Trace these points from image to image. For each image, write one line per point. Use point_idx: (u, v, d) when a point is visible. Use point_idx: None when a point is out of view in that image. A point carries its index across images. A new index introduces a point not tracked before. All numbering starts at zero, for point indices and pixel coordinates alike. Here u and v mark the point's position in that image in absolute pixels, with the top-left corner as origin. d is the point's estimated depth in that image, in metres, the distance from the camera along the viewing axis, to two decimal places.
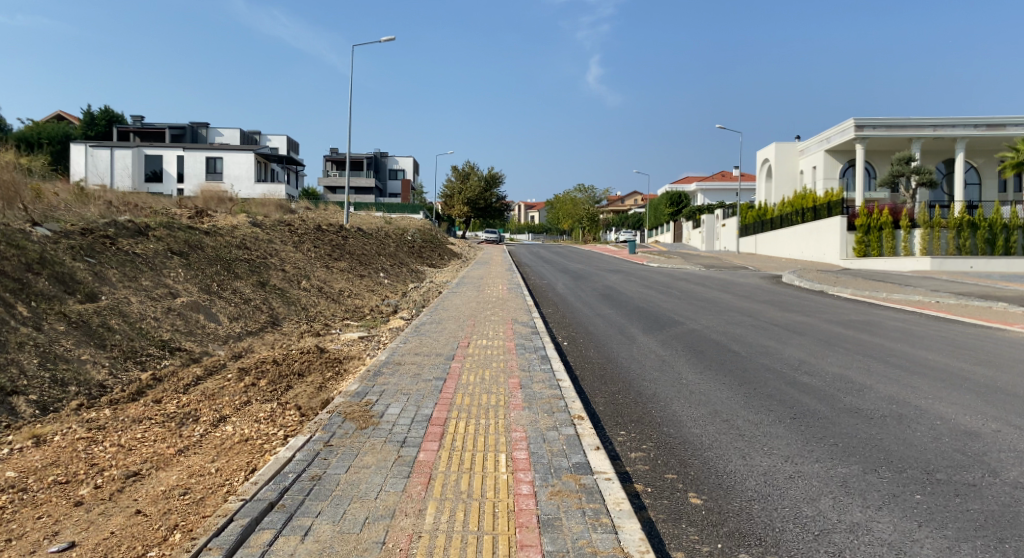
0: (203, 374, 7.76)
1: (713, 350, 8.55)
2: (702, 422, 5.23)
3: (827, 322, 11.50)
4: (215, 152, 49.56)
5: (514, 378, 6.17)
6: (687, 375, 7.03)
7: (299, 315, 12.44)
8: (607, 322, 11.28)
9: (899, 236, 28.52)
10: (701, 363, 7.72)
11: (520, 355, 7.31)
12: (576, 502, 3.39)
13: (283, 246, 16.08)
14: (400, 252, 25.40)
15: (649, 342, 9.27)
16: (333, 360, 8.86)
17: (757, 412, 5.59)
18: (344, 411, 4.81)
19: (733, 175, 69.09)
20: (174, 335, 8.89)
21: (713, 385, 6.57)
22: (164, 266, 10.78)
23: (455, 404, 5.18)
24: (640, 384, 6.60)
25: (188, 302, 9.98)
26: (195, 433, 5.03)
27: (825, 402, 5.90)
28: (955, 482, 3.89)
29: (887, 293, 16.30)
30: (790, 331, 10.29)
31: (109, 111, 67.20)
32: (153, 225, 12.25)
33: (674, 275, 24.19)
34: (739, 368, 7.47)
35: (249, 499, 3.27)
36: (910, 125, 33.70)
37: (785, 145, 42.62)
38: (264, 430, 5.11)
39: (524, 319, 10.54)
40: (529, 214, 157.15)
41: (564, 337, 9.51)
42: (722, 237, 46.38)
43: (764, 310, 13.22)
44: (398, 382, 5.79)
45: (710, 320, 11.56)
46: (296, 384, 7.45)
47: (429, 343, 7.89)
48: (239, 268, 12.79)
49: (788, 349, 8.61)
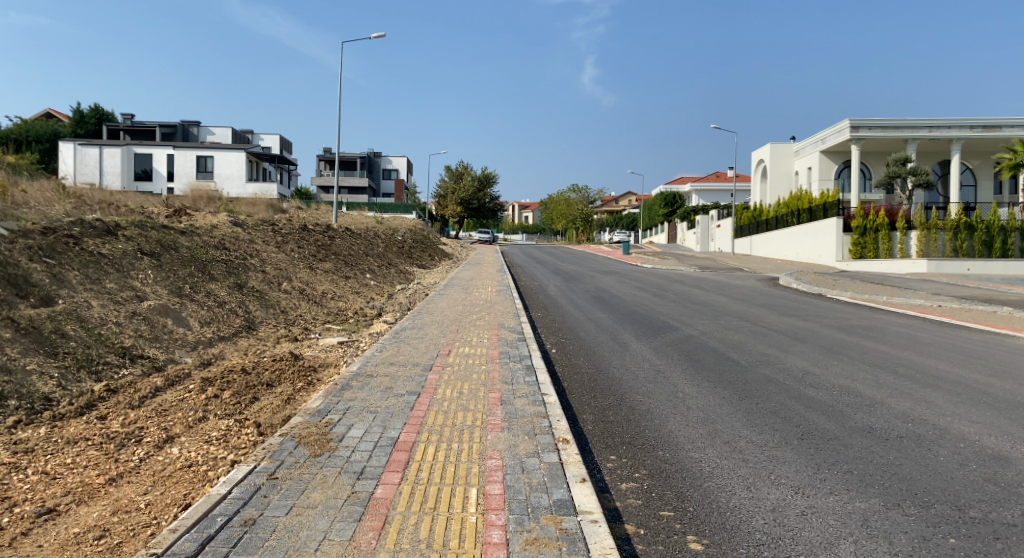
0: (164, 384, 7.22)
1: (710, 359, 8.07)
2: (701, 445, 4.74)
3: (828, 328, 11.00)
4: (205, 151, 48.81)
5: (495, 392, 5.66)
6: (683, 388, 6.54)
7: (277, 319, 11.89)
8: (599, 327, 10.77)
9: (895, 237, 28.14)
10: (698, 374, 7.24)
11: (503, 366, 6.80)
12: (554, 554, 2.89)
13: (265, 246, 15.51)
14: (389, 252, 24.81)
15: (642, 349, 8.78)
16: (307, 368, 8.31)
17: (760, 431, 5.11)
18: (299, 434, 4.30)
19: (728, 176, 68.78)
20: (138, 341, 8.32)
21: (712, 400, 6.08)
22: (132, 268, 10.23)
23: (425, 425, 4.66)
24: (632, 398, 6.11)
25: (156, 306, 9.44)
26: (133, 457, 4.50)
27: (833, 420, 5.41)
28: (992, 522, 3.40)
29: (887, 297, 15.83)
30: (791, 338, 9.78)
31: (98, 108, 66.42)
32: (124, 224, 11.67)
33: (669, 277, 23.65)
34: (739, 379, 6.98)
35: (160, 555, 2.79)
36: (905, 126, 33.36)
37: (780, 146, 42.26)
38: (212, 455, 4.57)
39: (512, 324, 10.04)
40: (523, 213, 156.65)
41: (552, 344, 9.01)
42: (717, 237, 45.96)
43: (762, 315, 12.73)
44: (366, 398, 5.25)
45: (707, 325, 11.07)
46: (262, 397, 6.94)
47: (407, 352, 7.36)
48: (215, 269, 12.22)
49: (791, 358, 8.13)
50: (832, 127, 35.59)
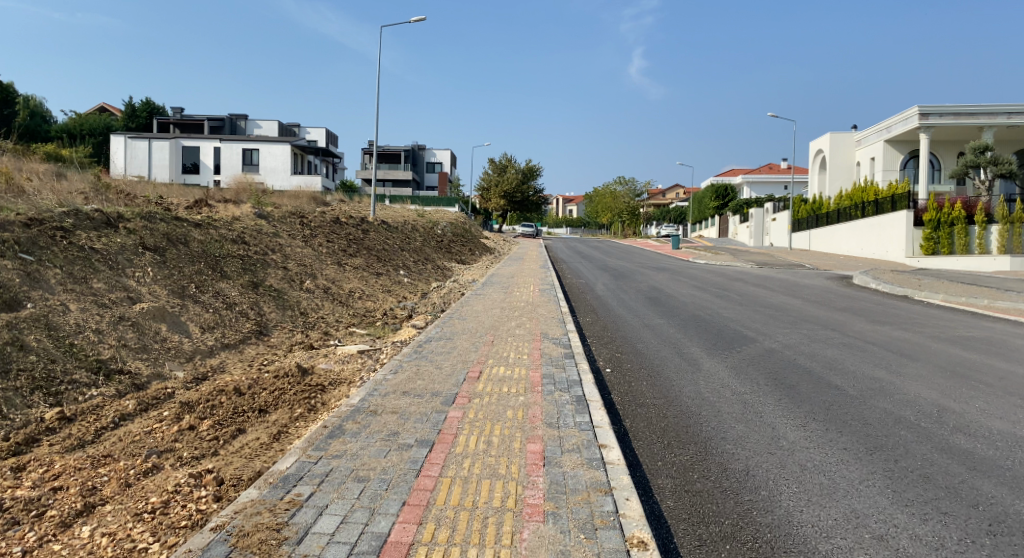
0: (134, 409, 5.97)
1: (806, 386, 6.37)
2: (844, 545, 3.21)
3: (935, 341, 9.14)
4: (250, 144, 48.26)
5: (536, 444, 4.16)
6: (785, 433, 4.92)
7: (293, 321, 10.60)
8: (661, 337, 9.14)
9: (973, 232, 25.52)
10: (798, 409, 5.58)
11: (547, 398, 5.27)
12: None
13: (290, 240, 14.30)
14: (426, 247, 23.43)
15: (717, 368, 7.16)
16: (313, 388, 6.94)
17: (925, 517, 3.48)
18: (241, 530, 2.92)
19: (785, 169, 65.59)
20: (120, 353, 7.12)
21: (832, 455, 4.44)
22: (129, 265, 9.10)
23: (432, 508, 3.19)
24: (722, 450, 4.55)
25: (150, 309, 8.27)
26: (13, 550, 3.18)
27: (1021, 495, 3.77)
28: None
29: (989, 301, 13.68)
30: (897, 355, 7.97)
31: (150, 102, 66.98)
32: (128, 216, 10.55)
33: (729, 274, 21.64)
34: (856, 418, 5.31)
35: None
36: (982, 112, 30.58)
37: (841, 134, 39.54)
38: (125, 545, 3.21)
39: (557, 334, 8.49)
40: (567, 207, 154.55)
41: (607, 361, 7.44)
42: (774, 231, 43.34)
43: (849, 322, 10.93)
44: (357, 455, 3.82)
45: (790, 336, 9.36)
46: (249, 430, 5.61)
47: (428, 375, 5.89)
48: (228, 266, 11.04)
49: (911, 385, 6.35)
50: (900, 114, 32.94)
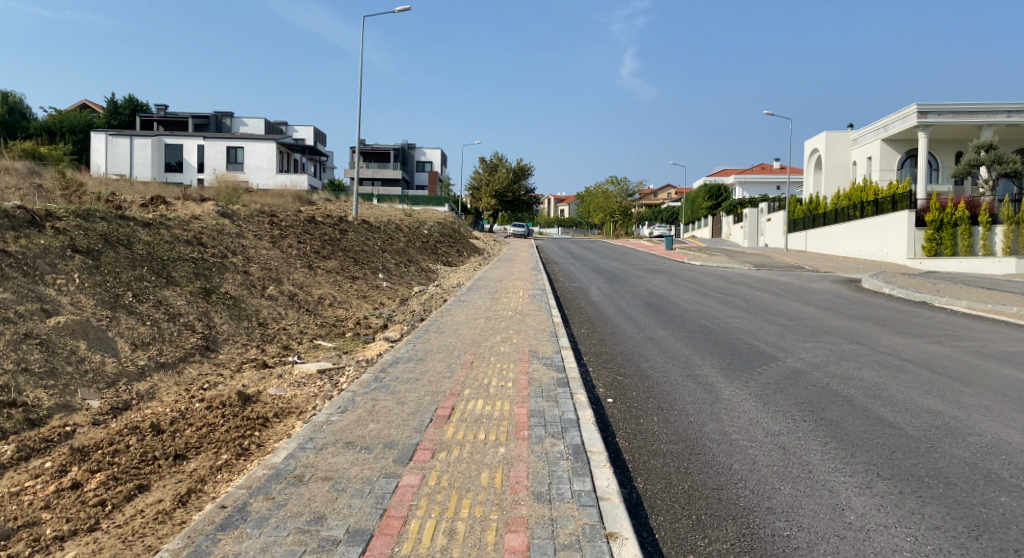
0: (10, 458, 4.70)
1: (855, 424, 5.16)
2: None
3: (979, 358, 7.99)
4: (234, 142, 46.76)
5: (519, 537, 2.92)
6: (850, 501, 3.71)
7: (246, 334, 9.30)
8: (667, 354, 7.94)
9: (977, 232, 24.52)
10: (854, 461, 4.36)
11: (537, 453, 4.01)
12: None
13: (255, 241, 13.02)
14: (410, 248, 22.14)
15: (739, 397, 5.96)
16: (251, 423, 5.65)
17: None
18: None
19: (776, 170, 64.94)
20: (16, 381, 5.84)
21: (926, 542, 3.21)
22: (50, 270, 7.82)
23: None
24: (773, 532, 3.32)
25: (67, 324, 6.98)
26: None
27: None
28: None
29: (1015, 309, 12.57)
30: (946, 378, 6.80)
31: (134, 99, 65.43)
32: (59, 214, 9.24)
33: (729, 277, 20.56)
34: (936, 476, 4.06)
35: None
36: (981, 110, 29.60)
37: (837, 134, 38.60)
38: None
39: (548, 353, 7.26)
40: (558, 207, 153.55)
41: (607, 388, 6.20)
42: (769, 232, 42.33)
43: (873, 333, 9.81)
44: None
45: (813, 352, 8.19)
46: (151, 488, 4.33)
47: (388, 416, 4.63)
48: (176, 270, 9.76)
49: (982, 423, 5.16)
50: (897, 113, 31.93)
